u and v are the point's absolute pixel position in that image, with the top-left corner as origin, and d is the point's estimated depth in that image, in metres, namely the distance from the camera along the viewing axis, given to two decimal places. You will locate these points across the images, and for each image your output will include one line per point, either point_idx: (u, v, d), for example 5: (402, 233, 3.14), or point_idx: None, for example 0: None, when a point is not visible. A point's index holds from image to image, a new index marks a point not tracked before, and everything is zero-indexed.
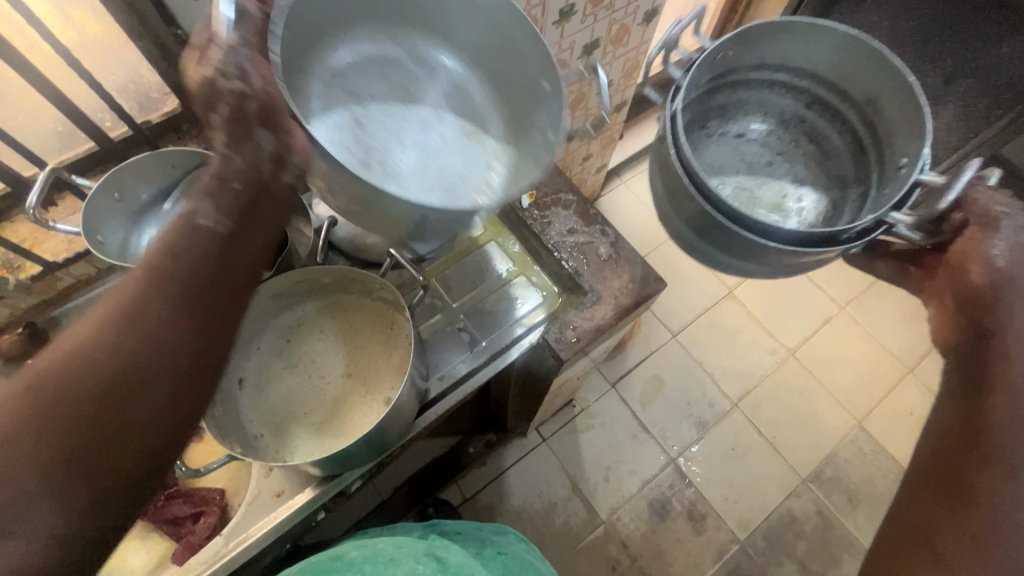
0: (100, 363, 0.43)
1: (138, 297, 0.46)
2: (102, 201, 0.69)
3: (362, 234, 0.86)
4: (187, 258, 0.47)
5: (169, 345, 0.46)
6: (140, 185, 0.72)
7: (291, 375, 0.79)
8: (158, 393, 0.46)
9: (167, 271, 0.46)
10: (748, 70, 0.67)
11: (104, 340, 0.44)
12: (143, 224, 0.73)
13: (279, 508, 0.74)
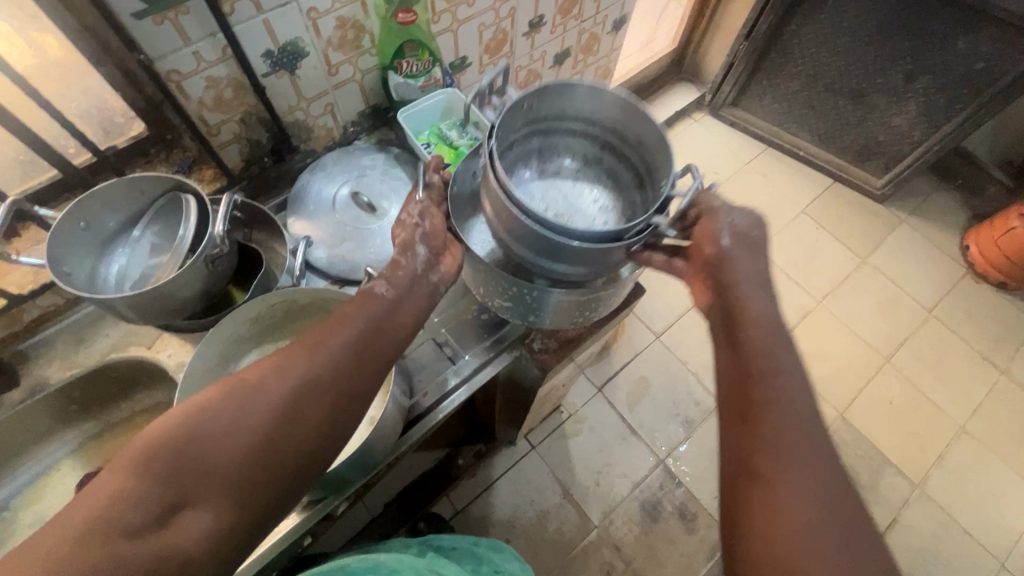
0: (271, 408, 0.54)
1: (319, 358, 0.57)
2: (69, 231, 0.68)
3: (339, 255, 0.86)
4: (360, 336, 0.60)
5: (325, 409, 0.56)
6: (107, 212, 0.71)
7: None
8: (307, 446, 0.55)
9: (346, 344, 0.59)
10: (563, 119, 0.75)
11: (284, 386, 0.55)
12: (113, 252, 0.73)
13: (264, 536, 0.72)
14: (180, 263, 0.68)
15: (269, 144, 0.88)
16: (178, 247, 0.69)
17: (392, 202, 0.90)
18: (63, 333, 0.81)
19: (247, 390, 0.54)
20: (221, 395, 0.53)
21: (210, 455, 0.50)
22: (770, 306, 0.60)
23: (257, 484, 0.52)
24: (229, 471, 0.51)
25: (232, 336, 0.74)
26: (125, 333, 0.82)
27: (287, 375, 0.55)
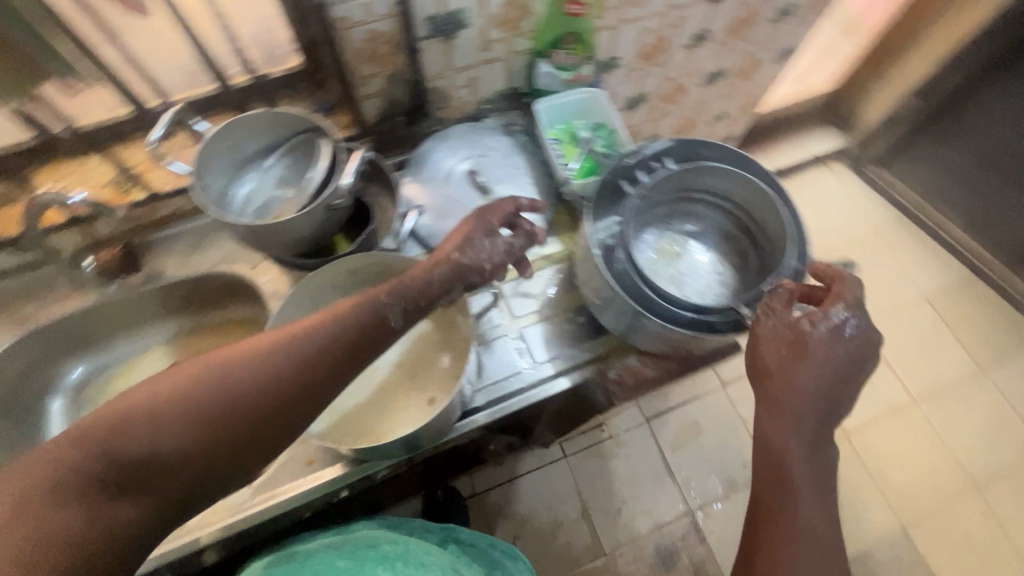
0: (230, 398, 0.50)
1: (294, 350, 0.53)
2: (215, 151, 0.72)
3: (444, 226, 0.86)
4: (343, 330, 0.55)
5: (290, 406, 0.53)
6: (249, 140, 0.75)
7: None
8: (261, 441, 0.52)
9: (323, 335, 0.54)
10: (717, 196, 0.80)
11: (246, 376, 0.51)
12: (245, 176, 0.77)
13: (306, 477, 0.76)
14: (303, 206, 0.70)
15: (406, 103, 0.88)
16: (304, 189, 0.70)
17: (506, 189, 0.90)
18: (182, 235, 0.87)
19: (206, 375, 0.50)
20: (178, 373, 0.50)
21: (148, 440, 0.47)
22: (800, 419, 0.56)
23: (204, 471, 0.50)
24: (174, 456, 0.48)
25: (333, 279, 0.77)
26: (233, 250, 0.87)
27: (251, 364, 0.51)
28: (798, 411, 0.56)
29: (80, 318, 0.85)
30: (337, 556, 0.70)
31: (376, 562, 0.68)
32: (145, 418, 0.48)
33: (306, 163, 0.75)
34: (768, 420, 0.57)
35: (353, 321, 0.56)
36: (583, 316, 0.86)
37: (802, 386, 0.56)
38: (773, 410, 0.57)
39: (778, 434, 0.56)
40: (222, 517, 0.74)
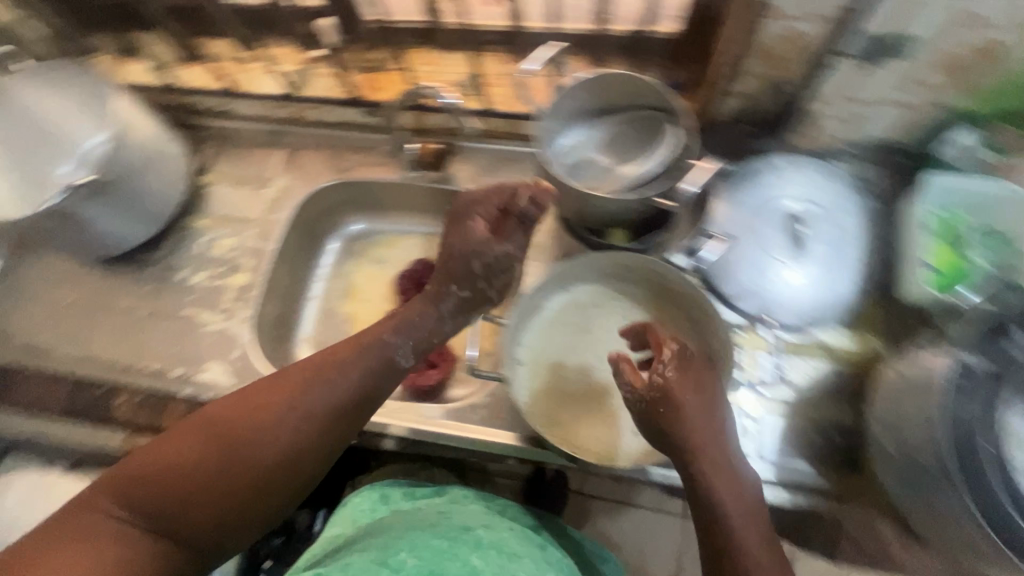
0: (252, 456, 0.51)
1: (350, 370, 0.57)
2: (567, 91, 0.69)
3: (729, 259, 0.76)
4: (373, 359, 0.59)
5: (330, 447, 0.56)
6: (600, 92, 0.71)
7: (575, 336, 0.75)
8: (324, 443, 0.55)
9: (371, 362, 0.59)
10: None
11: (271, 446, 0.52)
12: (573, 125, 0.74)
13: (487, 428, 0.76)
14: (625, 193, 0.67)
15: (764, 115, 0.76)
16: (638, 176, 0.67)
17: (821, 252, 0.76)
18: (487, 151, 0.90)
19: (234, 426, 0.51)
20: (193, 424, 0.51)
21: (173, 475, 0.48)
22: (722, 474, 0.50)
23: (236, 520, 0.50)
24: (207, 472, 0.49)
25: (613, 262, 0.74)
26: (522, 186, 0.88)
27: (320, 385, 0.55)
28: (711, 447, 0.51)
29: (381, 187, 0.95)
30: (433, 525, 0.70)
31: (469, 547, 0.66)
32: (177, 466, 0.48)
33: (643, 142, 0.70)
34: (673, 419, 0.52)
35: (392, 362, 0.61)
36: (839, 437, 0.71)
37: (684, 407, 0.52)
38: (718, 463, 0.51)
39: (699, 457, 0.51)
40: (411, 421, 0.77)
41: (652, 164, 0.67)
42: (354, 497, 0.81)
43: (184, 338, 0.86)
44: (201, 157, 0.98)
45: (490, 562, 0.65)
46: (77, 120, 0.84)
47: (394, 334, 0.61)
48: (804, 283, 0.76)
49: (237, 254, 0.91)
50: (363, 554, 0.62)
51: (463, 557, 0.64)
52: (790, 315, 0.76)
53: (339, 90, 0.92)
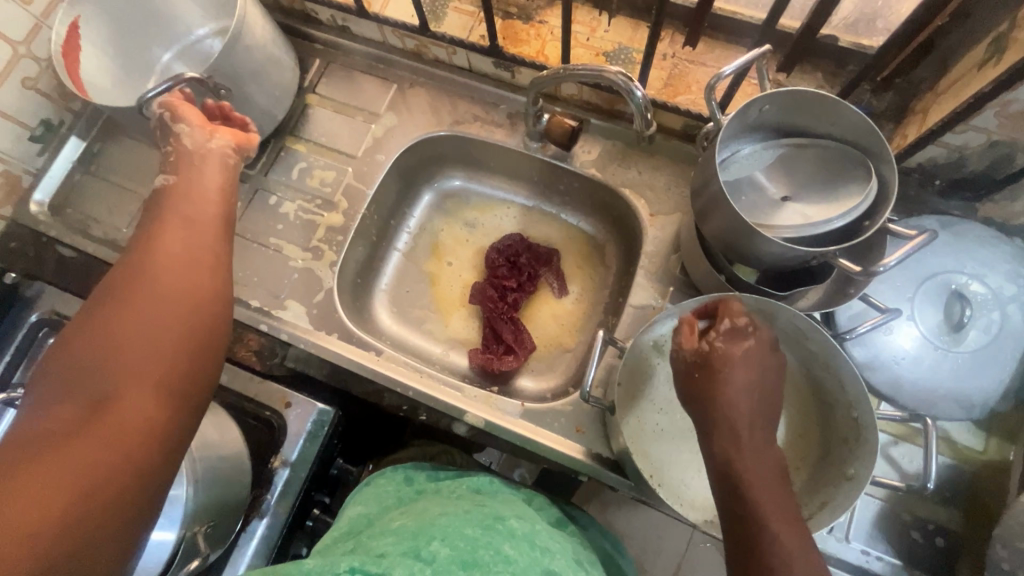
0: (147, 310, 0.49)
1: (182, 214, 0.56)
2: (764, 99, 0.59)
3: (854, 312, 0.70)
4: (197, 201, 0.58)
5: (217, 274, 0.54)
6: (798, 110, 0.61)
7: None
8: (191, 260, 0.53)
9: (183, 200, 0.57)
10: None
11: (160, 295, 0.50)
12: (747, 138, 0.65)
13: (565, 440, 0.73)
14: (799, 236, 0.58)
15: (963, 174, 0.65)
16: (820, 224, 0.57)
17: (969, 338, 0.67)
18: (623, 136, 0.81)
19: (114, 307, 0.49)
20: (79, 330, 0.49)
21: (109, 342, 0.47)
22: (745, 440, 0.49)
23: (165, 343, 0.48)
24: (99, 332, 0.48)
25: (751, 305, 0.66)
26: (653, 185, 0.80)
27: (162, 234, 0.54)
28: (746, 452, 0.48)
29: (494, 148, 0.88)
30: (467, 510, 0.63)
31: (502, 535, 0.59)
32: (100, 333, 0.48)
33: (833, 179, 0.60)
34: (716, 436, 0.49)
35: (210, 148, 0.63)
36: (940, 539, 0.66)
37: (737, 384, 0.50)
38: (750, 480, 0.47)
39: (733, 462, 0.48)
40: (488, 413, 0.74)
41: (844, 210, 0.57)
42: (378, 479, 0.77)
43: (267, 268, 0.82)
44: (306, 73, 0.91)
45: (524, 553, 0.58)
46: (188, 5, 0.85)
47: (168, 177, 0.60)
48: (914, 344, 0.68)
49: (332, 189, 0.85)
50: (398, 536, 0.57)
51: (496, 544, 0.57)
52: (889, 377, 0.69)
53: (471, 31, 0.82)
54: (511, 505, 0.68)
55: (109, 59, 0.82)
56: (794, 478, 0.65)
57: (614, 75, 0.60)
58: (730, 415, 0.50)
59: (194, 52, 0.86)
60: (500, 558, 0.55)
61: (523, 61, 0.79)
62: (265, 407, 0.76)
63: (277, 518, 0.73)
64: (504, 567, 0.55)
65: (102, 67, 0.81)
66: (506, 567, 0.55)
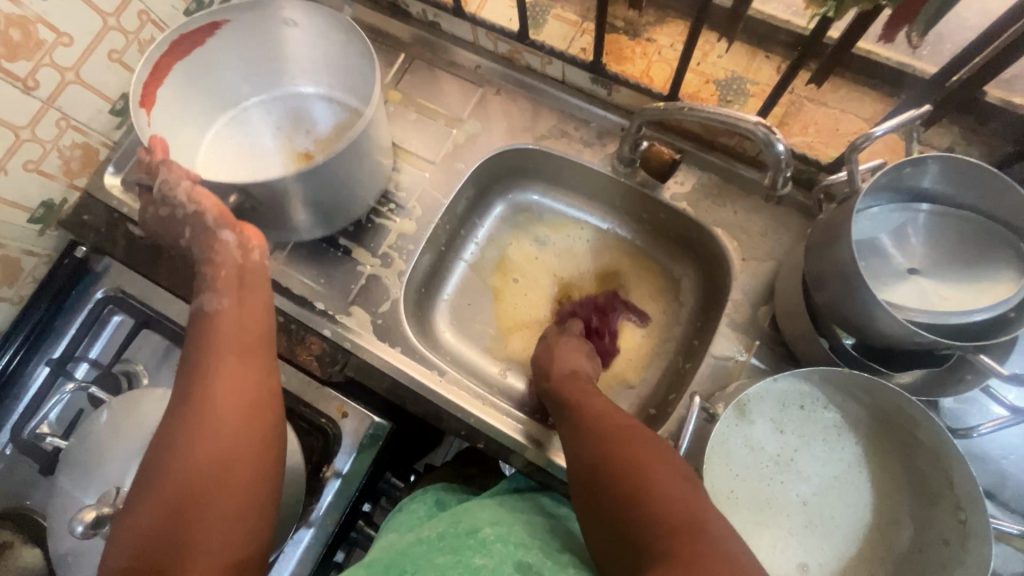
0: (220, 438, 0.54)
1: (234, 341, 0.60)
2: (914, 162, 0.53)
3: (969, 402, 0.63)
4: (239, 323, 0.62)
5: (274, 395, 0.60)
6: (951, 177, 0.54)
7: (773, 438, 0.64)
8: (243, 389, 0.58)
9: (234, 323, 0.61)
10: None
11: (226, 425, 0.55)
12: (882, 198, 0.58)
13: None
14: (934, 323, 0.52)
15: None
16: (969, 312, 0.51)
17: None
18: (721, 171, 0.76)
19: (187, 436, 0.54)
20: (164, 453, 0.54)
21: (196, 468, 0.52)
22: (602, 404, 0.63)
23: (245, 473, 0.54)
24: (191, 456, 0.53)
25: (848, 380, 0.61)
26: (749, 226, 0.75)
27: (218, 364, 0.58)
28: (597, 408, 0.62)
29: (578, 167, 0.83)
30: (440, 534, 0.59)
31: (473, 548, 0.55)
32: (193, 452, 0.53)
33: (975, 262, 0.54)
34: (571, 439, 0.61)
35: (250, 259, 0.66)
36: None
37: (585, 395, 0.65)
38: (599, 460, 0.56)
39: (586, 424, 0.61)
40: (548, 451, 0.71)
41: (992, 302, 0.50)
42: (407, 505, 0.74)
43: (335, 270, 0.79)
44: (389, 68, 0.87)
45: (495, 556, 0.54)
46: (309, 73, 0.83)
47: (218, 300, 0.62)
48: None
49: (406, 194, 0.82)
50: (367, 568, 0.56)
51: (463, 559, 0.53)
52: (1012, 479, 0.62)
53: (572, 43, 0.78)
54: (486, 509, 0.64)
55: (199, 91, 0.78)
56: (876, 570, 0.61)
57: (753, 124, 0.57)
58: (581, 403, 0.64)
59: (289, 120, 0.84)
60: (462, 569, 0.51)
61: (624, 81, 0.74)
62: (322, 414, 0.75)
63: (324, 529, 0.72)
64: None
65: (189, 94, 0.77)
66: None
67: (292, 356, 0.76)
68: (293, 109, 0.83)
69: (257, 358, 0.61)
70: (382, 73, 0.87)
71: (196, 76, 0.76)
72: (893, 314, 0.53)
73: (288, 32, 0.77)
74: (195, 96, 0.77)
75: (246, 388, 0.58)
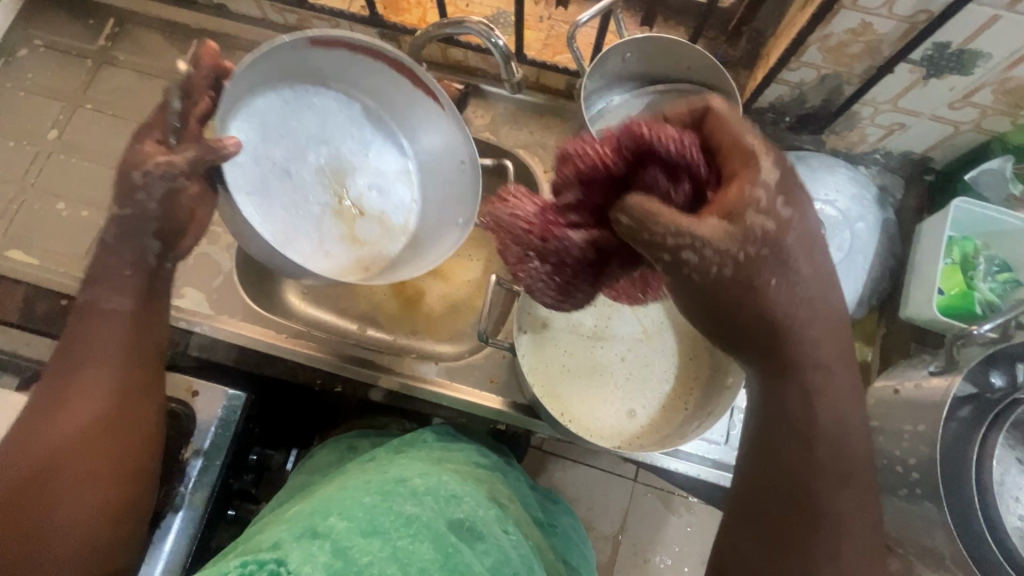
0: (65, 447, 0.50)
1: (112, 347, 0.55)
2: (621, 48, 0.64)
3: None
4: (126, 327, 0.56)
5: (144, 394, 0.55)
6: (656, 57, 0.66)
7: (585, 311, 0.73)
8: (117, 387, 0.54)
9: (119, 327, 0.56)
10: None
11: (83, 416, 0.51)
12: (617, 88, 0.70)
13: (481, 392, 0.75)
14: None
15: (805, 109, 0.73)
16: None
17: (833, 259, 0.76)
18: (512, 100, 0.84)
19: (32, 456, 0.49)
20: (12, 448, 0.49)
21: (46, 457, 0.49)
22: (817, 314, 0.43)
23: (98, 462, 0.50)
24: (44, 445, 0.49)
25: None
26: (546, 143, 0.83)
27: (90, 357, 0.54)
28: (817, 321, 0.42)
29: None
30: (367, 482, 0.60)
31: (403, 495, 0.57)
32: (44, 442, 0.50)
33: None
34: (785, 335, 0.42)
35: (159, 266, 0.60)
36: None
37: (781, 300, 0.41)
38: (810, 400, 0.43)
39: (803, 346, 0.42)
40: (401, 375, 0.75)
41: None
42: (319, 451, 0.77)
43: None
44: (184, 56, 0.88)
45: (427, 508, 0.57)
46: (414, 192, 0.77)
47: (120, 300, 0.57)
48: None
49: None
50: (292, 521, 0.54)
51: (395, 507, 0.55)
52: None
53: (352, 2, 0.83)
54: (415, 460, 0.66)
55: (330, 61, 0.68)
56: (689, 399, 0.70)
57: (477, 25, 0.60)
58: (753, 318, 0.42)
59: (364, 161, 0.74)
60: (400, 521, 0.54)
61: (405, 30, 0.80)
62: (171, 399, 0.73)
63: (195, 510, 0.70)
64: (405, 529, 0.53)
65: (305, 67, 0.68)
66: (407, 529, 0.53)
67: None
68: (354, 151, 0.73)
69: (129, 353, 0.55)
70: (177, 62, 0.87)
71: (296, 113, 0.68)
72: None
73: (469, 170, 0.73)
74: (318, 49, 0.66)
75: (108, 382, 0.53)
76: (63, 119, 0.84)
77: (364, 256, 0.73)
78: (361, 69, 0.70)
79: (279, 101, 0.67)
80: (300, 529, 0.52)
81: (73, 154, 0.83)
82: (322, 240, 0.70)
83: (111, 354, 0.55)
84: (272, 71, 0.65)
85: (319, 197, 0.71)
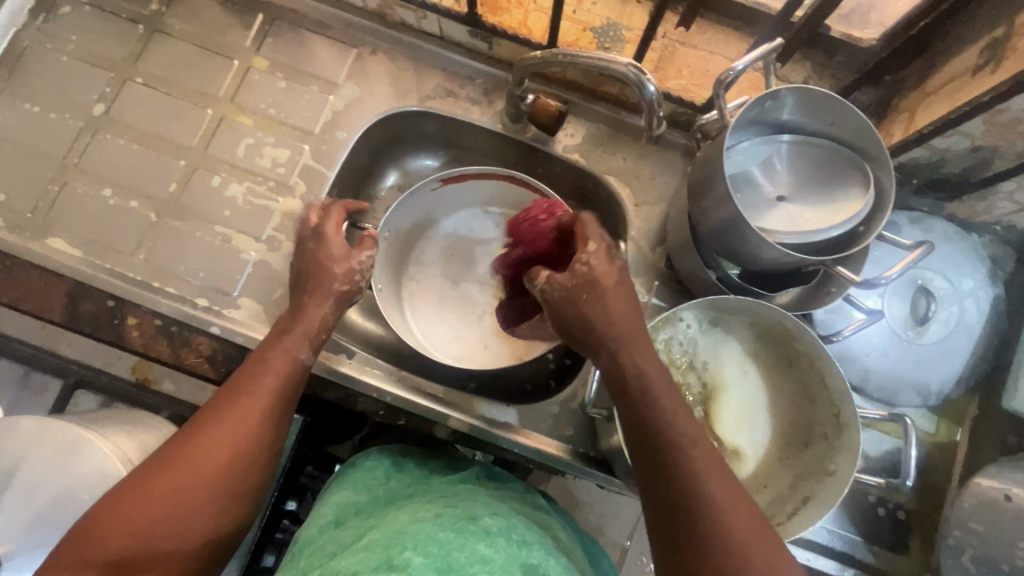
0: (211, 475, 0.47)
1: (272, 385, 0.52)
2: (765, 97, 0.57)
3: (837, 312, 0.71)
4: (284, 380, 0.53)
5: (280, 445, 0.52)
6: (799, 109, 0.59)
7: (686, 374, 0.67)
8: (273, 430, 0.51)
9: (284, 365, 0.54)
10: None
11: (230, 448, 0.48)
12: (745, 133, 0.63)
13: (548, 439, 0.72)
14: (795, 242, 0.57)
15: (939, 173, 0.66)
16: (822, 227, 0.57)
17: (938, 335, 0.71)
18: (609, 120, 0.77)
19: (161, 476, 0.46)
20: (166, 458, 0.47)
21: (188, 479, 0.46)
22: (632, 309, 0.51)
23: (226, 504, 0.47)
24: (196, 467, 0.47)
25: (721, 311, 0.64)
26: (640, 172, 0.77)
27: (256, 385, 0.51)
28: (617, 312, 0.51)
29: (465, 128, 0.80)
30: (437, 513, 0.56)
31: (473, 533, 0.54)
32: (192, 461, 0.47)
33: (828, 183, 0.60)
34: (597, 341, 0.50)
35: (328, 321, 0.59)
36: (900, 513, 0.72)
37: (606, 303, 0.51)
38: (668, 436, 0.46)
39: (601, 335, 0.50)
40: (469, 415, 0.71)
41: (845, 218, 0.56)
42: (363, 459, 0.71)
43: (215, 261, 0.73)
44: (247, 31, 0.79)
45: (500, 551, 0.53)
46: None
47: (302, 345, 0.56)
48: (891, 338, 0.71)
49: (286, 169, 0.76)
50: (369, 548, 0.50)
51: (470, 544, 0.51)
52: (871, 376, 0.71)
53: None
54: (479, 494, 0.62)
55: (473, 201, 0.84)
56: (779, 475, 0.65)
57: (624, 67, 0.53)
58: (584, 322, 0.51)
59: None
60: (474, 560, 0.50)
61: (503, 33, 0.72)
62: None
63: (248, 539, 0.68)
64: (480, 567, 0.50)
65: (458, 199, 0.83)
66: (482, 567, 0.50)
67: (179, 361, 0.68)
68: None
69: (280, 395, 0.52)
70: (240, 37, 0.79)
71: (456, 245, 0.85)
72: (760, 234, 0.56)
73: None
74: (461, 197, 0.83)
75: (258, 422, 0.50)
76: (110, 93, 0.76)
77: (518, 353, 0.79)
78: (493, 197, 0.83)
79: (448, 239, 0.85)
80: (376, 560, 0.49)
81: (120, 133, 0.75)
82: (480, 338, 0.80)
83: (270, 390, 0.52)
84: (433, 208, 0.83)
85: (475, 302, 0.82)
